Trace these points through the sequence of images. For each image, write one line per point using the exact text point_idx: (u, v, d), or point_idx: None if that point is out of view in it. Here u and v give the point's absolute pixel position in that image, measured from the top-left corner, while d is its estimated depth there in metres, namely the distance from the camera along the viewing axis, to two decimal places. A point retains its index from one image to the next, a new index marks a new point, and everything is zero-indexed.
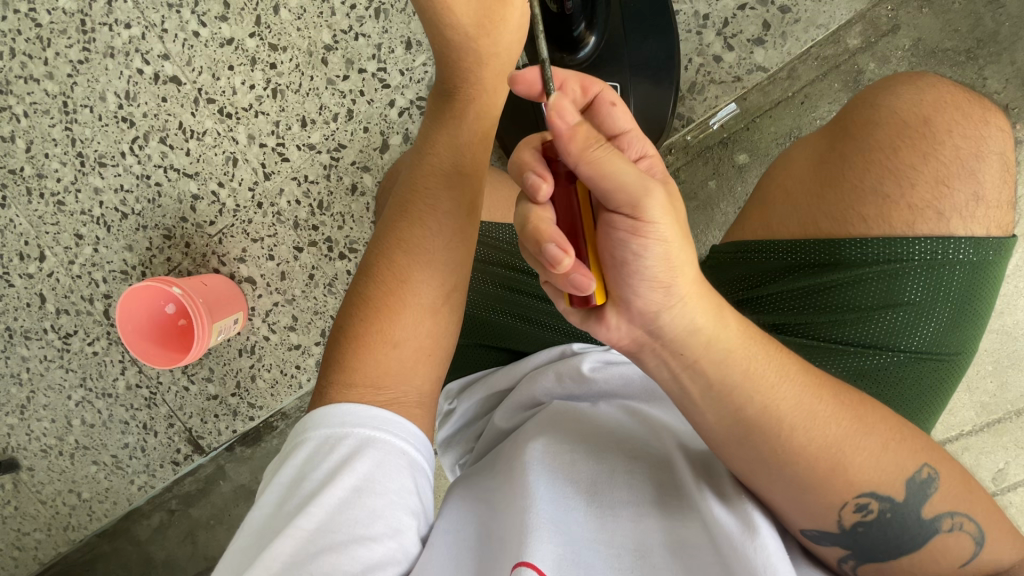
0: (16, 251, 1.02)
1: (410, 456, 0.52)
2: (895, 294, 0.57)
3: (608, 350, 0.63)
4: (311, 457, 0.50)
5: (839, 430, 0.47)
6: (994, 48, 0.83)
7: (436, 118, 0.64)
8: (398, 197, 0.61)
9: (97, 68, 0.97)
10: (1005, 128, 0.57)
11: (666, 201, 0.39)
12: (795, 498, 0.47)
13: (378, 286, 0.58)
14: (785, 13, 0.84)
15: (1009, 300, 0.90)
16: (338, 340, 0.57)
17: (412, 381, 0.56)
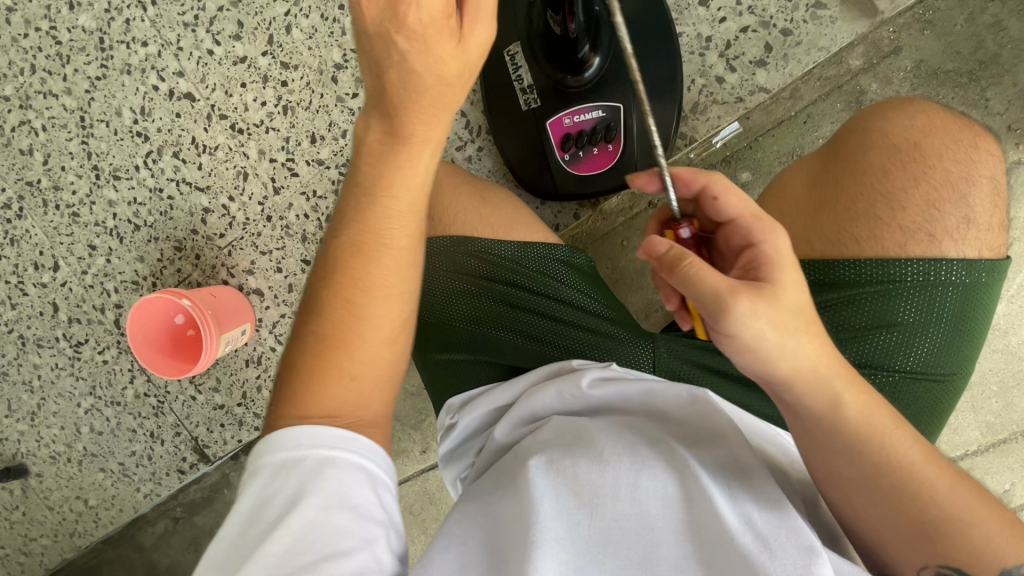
0: (31, 261, 1.04)
1: (371, 471, 0.49)
2: (890, 315, 0.58)
3: (607, 368, 0.64)
4: (267, 485, 0.47)
5: (956, 506, 0.48)
6: (996, 71, 0.84)
7: (374, 144, 0.52)
8: (346, 226, 0.54)
9: (114, 84, 0.99)
10: (996, 153, 0.58)
11: (748, 308, 0.46)
12: (880, 543, 0.50)
13: (330, 326, 0.52)
14: (787, 35, 0.85)
15: (1016, 321, 0.90)
16: (286, 377, 0.53)
17: (363, 415, 0.52)
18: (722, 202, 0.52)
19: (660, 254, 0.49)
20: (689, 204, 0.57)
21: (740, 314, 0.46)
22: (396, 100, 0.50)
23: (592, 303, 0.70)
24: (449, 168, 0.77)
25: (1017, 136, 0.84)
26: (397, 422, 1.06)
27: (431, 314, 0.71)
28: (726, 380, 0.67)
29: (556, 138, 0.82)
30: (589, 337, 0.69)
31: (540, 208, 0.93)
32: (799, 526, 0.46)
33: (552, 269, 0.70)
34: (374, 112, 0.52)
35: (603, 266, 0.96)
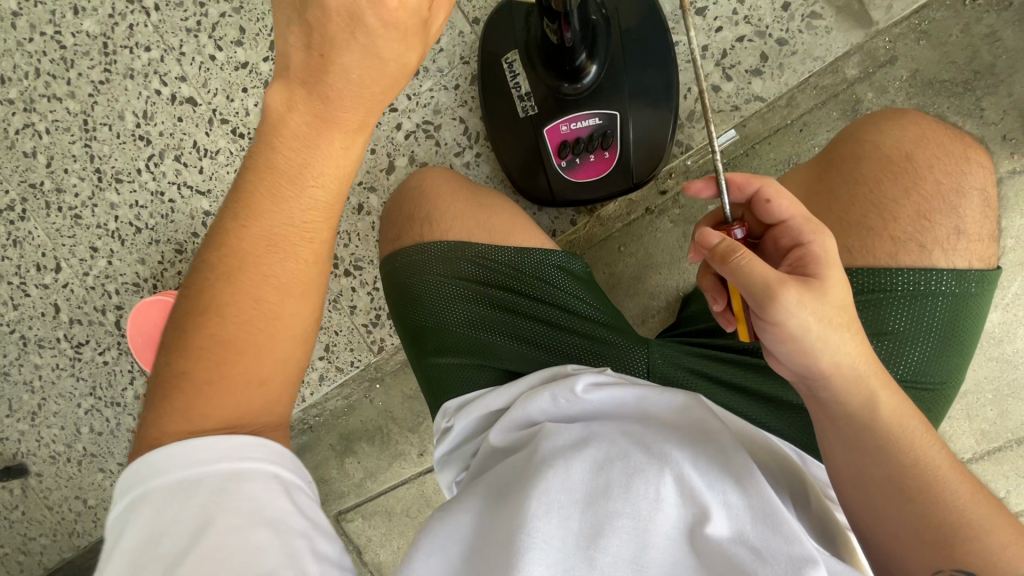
0: (33, 262, 1.05)
1: (286, 478, 0.47)
2: (880, 324, 0.58)
3: (601, 373, 0.64)
4: (163, 508, 0.43)
5: (978, 517, 0.48)
6: (991, 80, 0.84)
7: (299, 126, 0.49)
8: (255, 221, 0.51)
9: (117, 88, 1.00)
10: (987, 165, 0.59)
11: (794, 297, 0.49)
12: (894, 547, 0.50)
13: (238, 326, 0.50)
14: (783, 45, 0.85)
15: (1011, 329, 0.90)
16: (182, 382, 0.49)
17: (268, 420, 0.51)
18: (776, 203, 0.55)
19: (715, 245, 0.52)
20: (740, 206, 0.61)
21: (789, 303, 0.49)
22: (330, 85, 0.47)
23: (588, 309, 0.70)
24: (448, 175, 0.78)
25: (1012, 146, 0.85)
26: (395, 425, 1.07)
27: (428, 318, 0.71)
28: (720, 387, 0.67)
29: (553, 145, 0.82)
30: (585, 343, 0.69)
31: (537, 214, 0.94)
32: (792, 530, 0.47)
33: (549, 275, 0.71)
34: (298, 91, 0.48)
35: (600, 271, 0.96)
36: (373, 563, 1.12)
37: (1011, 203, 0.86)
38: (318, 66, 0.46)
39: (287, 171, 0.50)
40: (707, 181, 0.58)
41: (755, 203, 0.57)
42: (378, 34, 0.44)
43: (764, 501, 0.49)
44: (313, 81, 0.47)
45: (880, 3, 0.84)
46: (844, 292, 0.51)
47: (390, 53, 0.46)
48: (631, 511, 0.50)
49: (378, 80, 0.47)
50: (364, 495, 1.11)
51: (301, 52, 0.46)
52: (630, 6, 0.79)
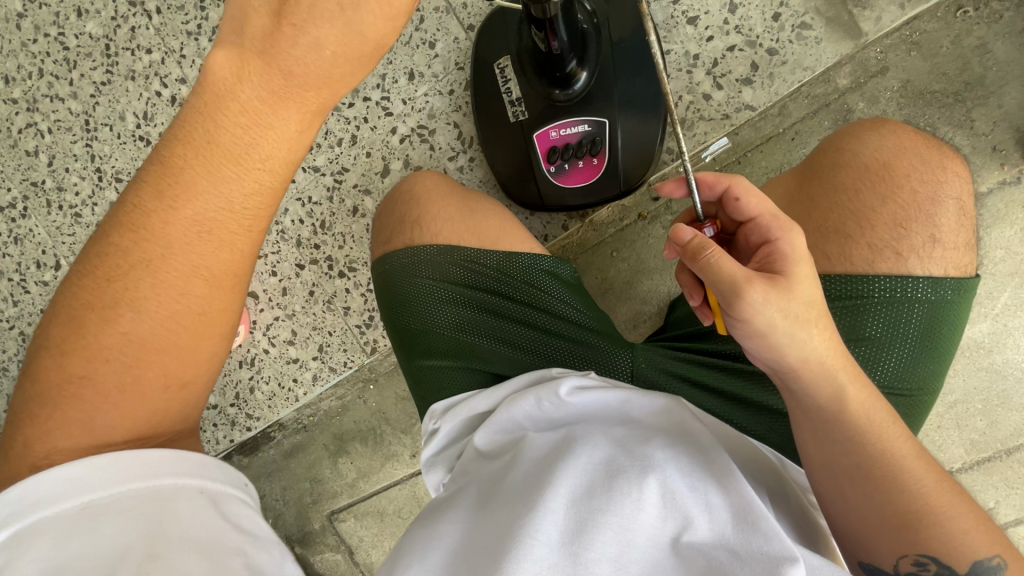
0: (33, 259, 1.06)
1: (209, 490, 0.49)
2: (858, 330, 0.60)
3: (586, 377, 0.65)
4: (65, 537, 0.42)
5: (937, 501, 0.52)
6: (982, 92, 0.85)
7: (252, 101, 0.50)
8: (185, 201, 0.51)
9: (118, 90, 1.02)
10: (963, 174, 0.61)
11: (759, 291, 0.50)
12: (861, 530, 0.53)
13: (160, 322, 0.51)
14: (773, 55, 0.86)
15: (1002, 339, 0.90)
16: (89, 384, 0.50)
17: (178, 428, 0.55)
18: (744, 202, 0.56)
19: (683, 241, 0.53)
20: (713, 206, 0.62)
21: (752, 297, 0.50)
22: (291, 61, 0.48)
23: (575, 313, 0.71)
24: (439, 179, 0.79)
25: (1002, 157, 0.85)
26: (388, 426, 1.07)
27: (417, 321, 0.72)
28: (703, 391, 0.68)
29: (543, 151, 0.83)
30: (572, 346, 0.70)
31: (529, 219, 0.95)
32: (772, 528, 0.47)
33: (536, 279, 0.72)
34: (255, 62, 0.49)
35: (592, 276, 0.97)
36: (364, 564, 1.13)
37: (999, 213, 0.86)
38: (289, 36, 0.48)
39: (231, 145, 0.51)
40: (678, 184, 0.61)
41: (726, 203, 0.58)
42: (360, 9, 0.47)
43: (743, 501, 0.50)
44: (279, 56, 0.48)
45: (871, 14, 0.85)
46: (813, 288, 0.53)
47: (372, 33, 0.48)
48: (618, 510, 0.49)
49: (349, 64, 0.50)
50: (357, 496, 1.11)
51: (271, 20, 0.48)
52: (622, 16, 0.80)
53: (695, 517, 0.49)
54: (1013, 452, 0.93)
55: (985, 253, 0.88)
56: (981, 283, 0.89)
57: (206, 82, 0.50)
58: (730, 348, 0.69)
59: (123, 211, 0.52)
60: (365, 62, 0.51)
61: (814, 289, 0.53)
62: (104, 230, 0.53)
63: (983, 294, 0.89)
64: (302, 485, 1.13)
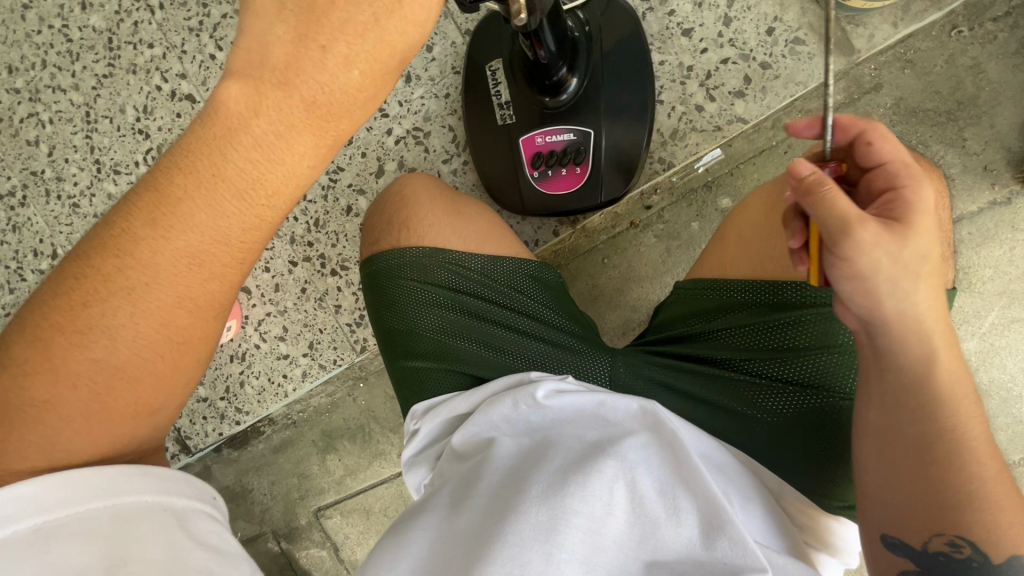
0: (30, 248, 1.08)
1: (174, 506, 0.49)
2: (832, 336, 0.62)
3: (563, 380, 0.63)
4: (18, 559, 0.42)
5: (989, 486, 0.51)
6: (974, 111, 0.85)
7: (263, 136, 0.49)
8: (177, 232, 0.51)
9: (119, 83, 1.03)
10: (941, 186, 0.62)
11: (872, 233, 0.49)
12: (898, 501, 0.53)
13: (135, 350, 0.52)
14: (766, 68, 0.87)
15: (989, 359, 0.90)
16: (53, 409, 0.50)
17: (141, 448, 0.56)
18: (877, 147, 0.53)
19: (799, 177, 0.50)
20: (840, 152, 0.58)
21: (861, 238, 0.48)
22: (315, 90, 0.48)
23: (557, 318, 0.72)
24: (429, 182, 0.80)
25: (993, 177, 0.86)
26: (376, 424, 1.08)
27: (401, 322, 0.73)
28: (679, 396, 0.68)
29: (528, 155, 0.84)
30: (558, 353, 0.71)
31: (520, 224, 0.95)
32: (738, 532, 0.48)
33: (522, 285, 0.72)
34: (274, 93, 0.48)
35: (583, 282, 0.97)
36: (349, 560, 1.14)
37: (987, 234, 0.87)
38: (317, 58, 0.47)
39: (253, 194, 0.51)
40: (814, 121, 0.55)
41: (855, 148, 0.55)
42: (394, 17, 0.46)
43: (711, 504, 0.50)
44: (303, 85, 0.48)
45: (863, 32, 0.85)
46: (929, 244, 0.51)
47: (401, 42, 0.47)
48: (588, 510, 0.50)
49: (375, 85, 0.49)
50: (344, 493, 1.12)
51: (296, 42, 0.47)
52: (614, 27, 0.81)
53: (663, 522, 0.50)
54: None
55: (973, 272, 0.88)
56: (969, 302, 0.89)
57: (219, 114, 0.50)
58: (698, 352, 0.68)
59: (107, 237, 0.52)
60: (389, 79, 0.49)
61: (933, 247, 0.51)
62: (84, 254, 0.53)
63: (970, 313, 0.89)
64: (290, 480, 1.14)
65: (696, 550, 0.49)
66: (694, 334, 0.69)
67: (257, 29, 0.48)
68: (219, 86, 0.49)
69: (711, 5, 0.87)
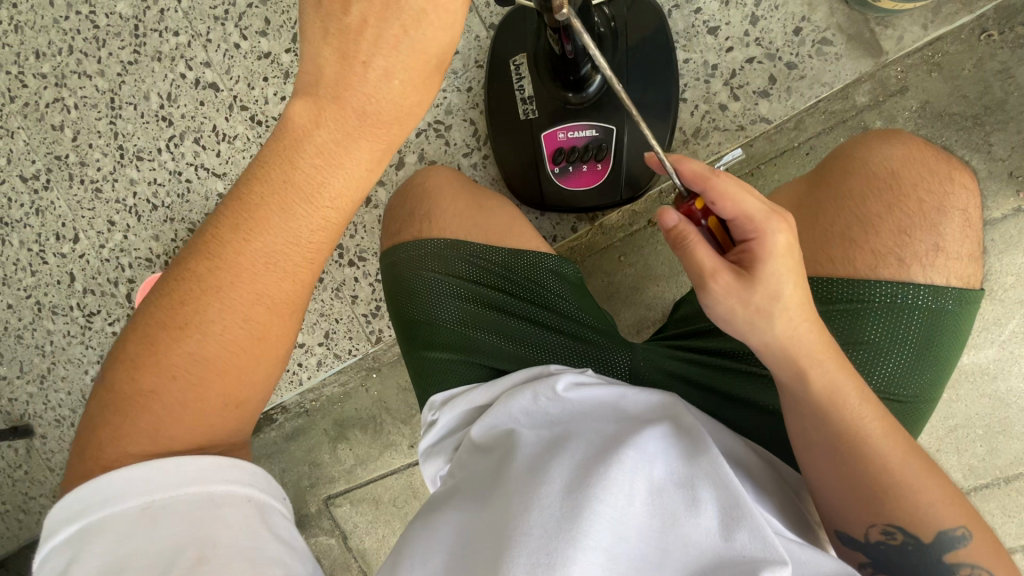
0: (53, 231, 1.09)
1: (258, 499, 0.48)
2: (858, 334, 0.62)
3: (583, 375, 0.65)
4: (126, 535, 0.44)
5: (905, 474, 0.54)
6: (1001, 117, 0.84)
7: (326, 143, 0.51)
8: (257, 234, 0.53)
9: (144, 70, 1.04)
10: (971, 187, 0.63)
11: (725, 285, 0.52)
12: (836, 500, 0.56)
13: (222, 345, 0.53)
14: (792, 69, 0.86)
15: (1006, 367, 0.89)
16: (158, 398, 0.51)
17: (233, 442, 0.54)
18: (719, 206, 0.52)
19: (668, 237, 0.53)
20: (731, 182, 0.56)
21: (715, 290, 0.52)
22: (364, 101, 0.49)
23: (575, 311, 0.72)
24: (451, 176, 0.80)
25: (1018, 184, 0.85)
26: (388, 415, 1.09)
27: (421, 312, 0.73)
28: (700, 391, 0.69)
29: (549, 151, 0.84)
30: (575, 346, 0.71)
31: (539, 220, 0.95)
32: (756, 523, 0.48)
33: (541, 277, 0.73)
34: (330, 108, 0.49)
35: (598, 280, 0.98)
36: (357, 549, 1.15)
37: (1011, 242, 0.86)
38: (360, 74, 0.48)
39: (302, 181, 0.52)
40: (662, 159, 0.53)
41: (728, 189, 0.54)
42: (421, 25, 0.46)
43: (732, 495, 0.50)
44: (353, 97, 0.49)
45: (892, 34, 0.84)
46: (783, 284, 0.52)
47: (432, 48, 0.47)
48: (611, 501, 0.49)
49: (417, 91, 0.49)
50: (354, 482, 1.13)
51: (338, 65, 0.48)
52: (640, 25, 0.81)
53: (683, 514, 0.50)
54: (1011, 480, 0.92)
55: (994, 279, 0.88)
56: (989, 309, 0.88)
57: (287, 129, 0.52)
58: (719, 346, 0.69)
59: (204, 241, 0.54)
60: (430, 84, 0.49)
61: (787, 286, 0.52)
62: (181, 259, 0.55)
63: (990, 320, 0.89)
64: (301, 468, 1.15)
65: (716, 542, 0.49)
66: (716, 329, 0.70)
67: (307, 53, 0.49)
68: (287, 105, 0.51)
69: (738, 3, 0.87)
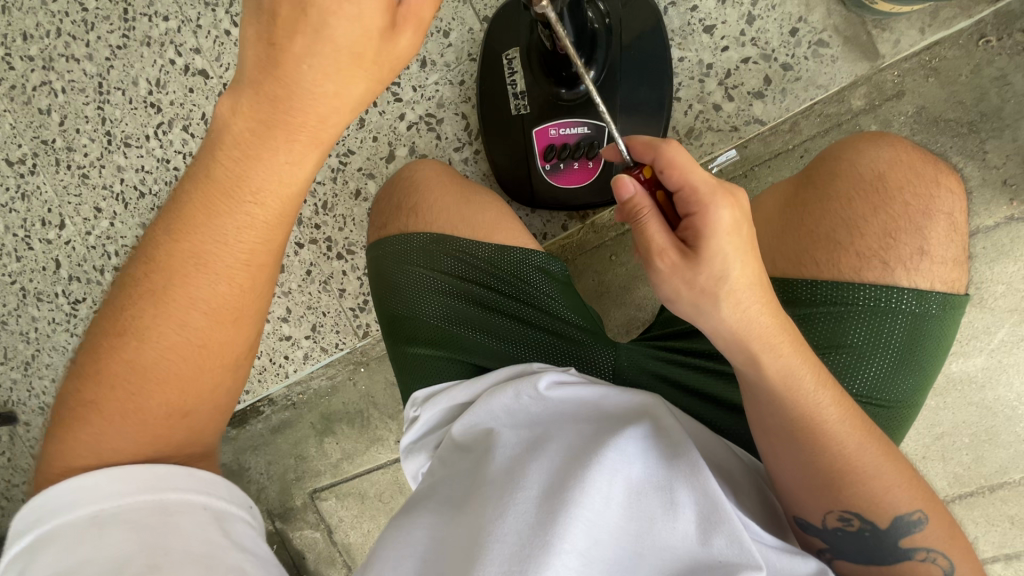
0: (39, 217, 1.08)
1: (214, 507, 0.48)
2: (841, 337, 0.62)
3: (565, 372, 0.64)
4: (73, 546, 0.43)
5: (862, 461, 0.54)
6: (996, 124, 0.84)
7: (244, 134, 0.50)
8: (194, 235, 0.53)
9: (133, 54, 1.02)
10: (957, 190, 0.62)
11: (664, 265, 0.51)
12: (795, 487, 0.56)
13: (163, 350, 0.52)
14: (787, 70, 0.85)
15: (994, 376, 0.89)
16: (94, 410, 0.51)
17: (192, 452, 0.54)
18: (665, 175, 0.52)
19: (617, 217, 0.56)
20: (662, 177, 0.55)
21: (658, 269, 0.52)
22: (273, 86, 0.47)
23: (561, 309, 0.71)
24: (439, 169, 0.79)
25: (1011, 192, 0.84)
26: (375, 410, 1.08)
27: (404, 307, 0.73)
28: (682, 391, 0.69)
29: (540, 147, 0.83)
30: (559, 343, 0.71)
31: (529, 216, 0.94)
32: (733, 528, 0.49)
33: (528, 275, 0.71)
34: (246, 93, 0.48)
35: (588, 279, 0.97)
36: (342, 543, 1.14)
37: (1005, 250, 0.85)
38: (268, 55, 0.46)
39: (233, 178, 0.51)
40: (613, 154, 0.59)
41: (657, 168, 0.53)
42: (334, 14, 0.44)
43: (709, 500, 0.51)
44: (263, 80, 0.47)
45: (889, 37, 0.84)
46: (729, 263, 0.50)
47: (344, 40, 0.45)
48: (588, 504, 0.49)
49: (332, 79, 0.46)
50: (339, 476, 1.12)
51: (264, 48, 0.46)
52: (634, 21, 0.80)
53: (660, 517, 0.50)
54: (996, 489, 0.92)
55: (984, 288, 0.87)
56: (979, 317, 0.88)
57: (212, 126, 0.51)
58: (704, 349, 0.68)
59: (152, 245, 0.54)
60: (367, 72, 0.47)
61: (733, 266, 0.51)
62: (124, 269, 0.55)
63: (980, 328, 0.88)
64: (287, 461, 1.15)
65: (692, 546, 0.49)
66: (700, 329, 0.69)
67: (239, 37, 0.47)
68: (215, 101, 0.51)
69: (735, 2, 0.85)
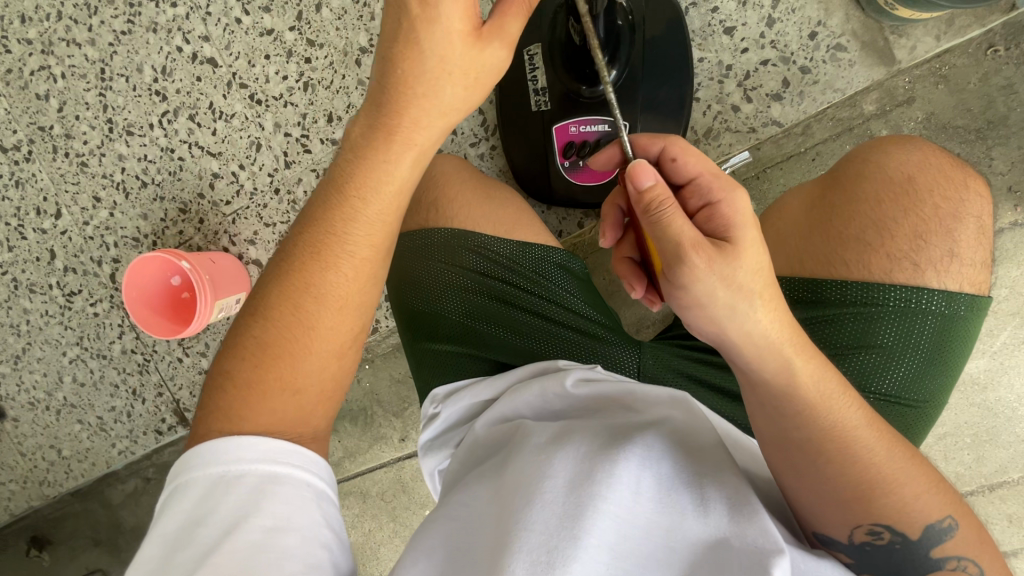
0: (33, 206, 1.04)
1: (319, 487, 0.50)
2: (870, 337, 0.63)
3: (592, 371, 0.65)
4: (203, 498, 0.47)
5: (891, 471, 0.54)
6: (1003, 131, 0.86)
7: (357, 139, 0.55)
8: (316, 230, 0.56)
9: (138, 41, 1.00)
10: (983, 194, 0.64)
11: (700, 258, 0.49)
12: (821, 505, 0.54)
13: (278, 331, 0.55)
14: (805, 73, 0.86)
15: (996, 377, 0.91)
16: (230, 380, 0.54)
17: (302, 431, 0.54)
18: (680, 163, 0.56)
19: (611, 242, 0.69)
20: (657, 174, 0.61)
21: (693, 265, 0.49)
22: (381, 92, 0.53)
23: (584, 307, 0.71)
24: (459, 165, 0.78)
25: (1016, 198, 0.86)
26: (380, 407, 1.07)
27: (427, 305, 0.72)
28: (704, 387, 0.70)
29: (560, 144, 0.83)
30: (582, 341, 0.70)
31: (545, 214, 0.94)
32: (764, 522, 0.48)
33: (551, 272, 0.71)
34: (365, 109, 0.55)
35: (601, 277, 0.97)
36: None
37: (1008, 254, 0.87)
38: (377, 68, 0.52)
39: (346, 177, 0.56)
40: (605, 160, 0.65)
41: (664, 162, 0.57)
42: (435, 30, 0.49)
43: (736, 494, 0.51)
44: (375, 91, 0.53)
45: (906, 43, 0.85)
46: (759, 258, 0.51)
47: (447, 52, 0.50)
48: (613, 497, 0.48)
49: (433, 82, 0.51)
50: (341, 475, 1.11)
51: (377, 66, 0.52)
52: (657, 20, 0.80)
53: (689, 511, 0.50)
54: (995, 488, 0.94)
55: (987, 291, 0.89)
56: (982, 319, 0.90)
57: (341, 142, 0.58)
58: None
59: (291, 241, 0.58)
60: (452, 78, 0.51)
61: (759, 261, 0.50)
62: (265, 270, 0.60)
63: (983, 331, 0.90)
64: None
65: (720, 538, 0.48)
66: None
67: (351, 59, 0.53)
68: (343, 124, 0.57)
69: (755, 4, 0.86)
